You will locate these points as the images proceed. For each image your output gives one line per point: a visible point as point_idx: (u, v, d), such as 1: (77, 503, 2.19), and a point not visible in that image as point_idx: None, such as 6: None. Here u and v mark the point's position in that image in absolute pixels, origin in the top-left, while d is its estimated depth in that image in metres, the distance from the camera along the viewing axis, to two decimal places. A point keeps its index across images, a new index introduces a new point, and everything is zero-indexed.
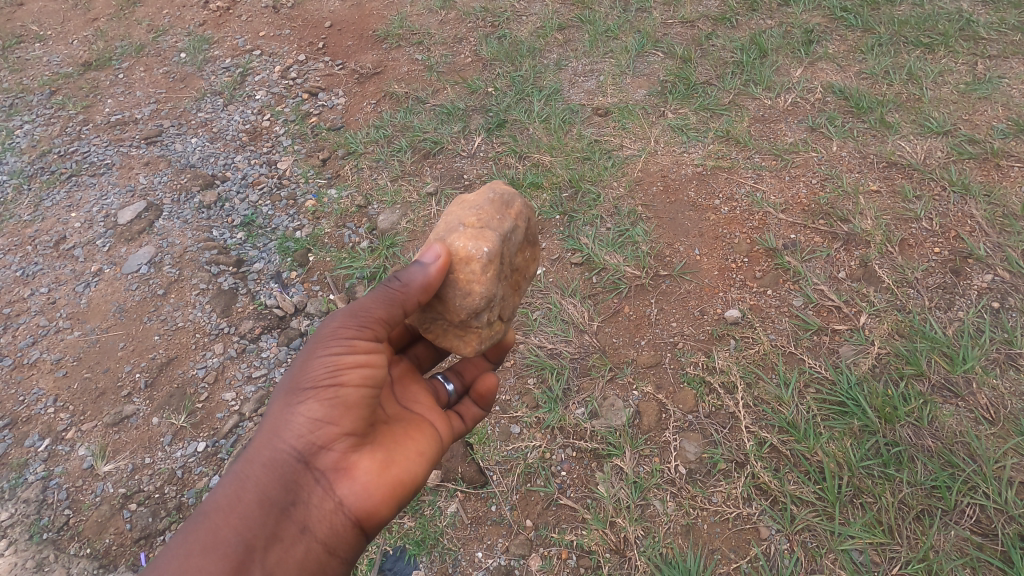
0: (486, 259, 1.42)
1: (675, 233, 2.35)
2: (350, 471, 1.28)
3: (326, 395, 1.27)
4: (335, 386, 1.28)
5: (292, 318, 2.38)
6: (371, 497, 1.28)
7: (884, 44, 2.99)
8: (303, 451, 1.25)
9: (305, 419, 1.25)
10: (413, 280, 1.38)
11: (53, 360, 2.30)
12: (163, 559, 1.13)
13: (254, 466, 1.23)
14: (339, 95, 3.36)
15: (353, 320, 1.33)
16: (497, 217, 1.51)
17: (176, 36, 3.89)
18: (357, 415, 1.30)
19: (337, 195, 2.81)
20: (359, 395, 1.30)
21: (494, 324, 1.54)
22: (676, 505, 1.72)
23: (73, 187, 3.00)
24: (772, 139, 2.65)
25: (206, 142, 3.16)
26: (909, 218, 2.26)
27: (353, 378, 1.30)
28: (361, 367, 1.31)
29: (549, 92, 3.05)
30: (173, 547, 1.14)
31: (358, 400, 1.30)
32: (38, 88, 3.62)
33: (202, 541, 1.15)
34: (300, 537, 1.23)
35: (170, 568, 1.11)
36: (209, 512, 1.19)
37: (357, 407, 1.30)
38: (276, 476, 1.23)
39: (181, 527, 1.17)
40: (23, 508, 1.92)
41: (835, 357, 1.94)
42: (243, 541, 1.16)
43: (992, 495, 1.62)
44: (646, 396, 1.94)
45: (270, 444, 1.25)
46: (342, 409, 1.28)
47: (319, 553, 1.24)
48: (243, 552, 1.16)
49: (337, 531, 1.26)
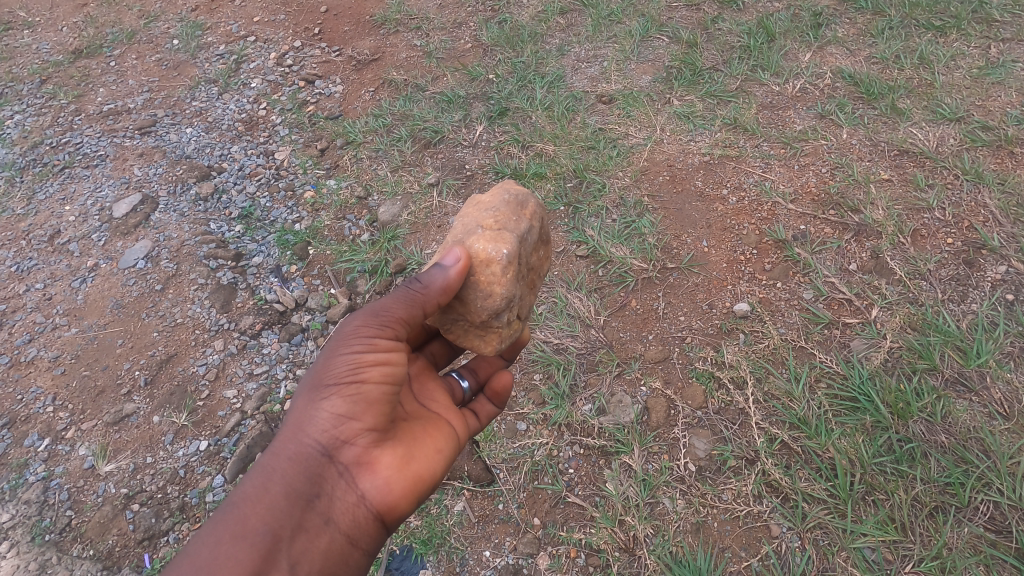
0: (506, 261, 1.39)
1: (683, 224, 2.31)
2: (371, 466, 1.25)
3: (349, 391, 1.24)
4: (357, 382, 1.25)
5: (293, 312, 2.34)
6: (392, 491, 1.26)
7: (895, 27, 2.93)
8: (326, 445, 1.23)
9: (328, 415, 1.23)
10: (433, 284, 1.35)
11: (51, 358, 2.26)
12: (193, 547, 1.11)
13: (280, 458, 1.21)
14: (336, 83, 3.28)
15: (374, 319, 1.31)
16: (513, 218, 1.48)
17: (168, 22, 3.79)
18: (379, 411, 1.27)
19: (336, 186, 2.76)
20: (381, 392, 1.27)
21: (514, 323, 1.51)
22: (686, 503, 1.70)
23: (66, 180, 2.94)
24: (781, 126, 2.60)
25: (201, 132, 3.09)
26: (921, 208, 2.21)
27: (375, 375, 1.26)
28: (382, 365, 1.28)
29: (551, 78, 2.98)
30: (203, 535, 1.12)
31: (380, 397, 1.27)
32: (28, 77, 3.53)
33: (230, 529, 1.12)
34: (324, 528, 1.20)
35: (200, 556, 1.09)
36: (237, 502, 1.17)
37: (379, 403, 1.27)
38: (301, 469, 1.21)
39: (210, 516, 1.16)
40: (24, 509, 1.90)
41: (847, 351, 1.91)
42: (270, 530, 1.14)
43: (1007, 492, 1.60)
44: (654, 391, 1.92)
45: (295, 438, 1.23)
46: (364, 405, 1.25)
47: (343, 545, 1.22)
48: (270, 542, 1.13)
49: (360, 524, 1.24)
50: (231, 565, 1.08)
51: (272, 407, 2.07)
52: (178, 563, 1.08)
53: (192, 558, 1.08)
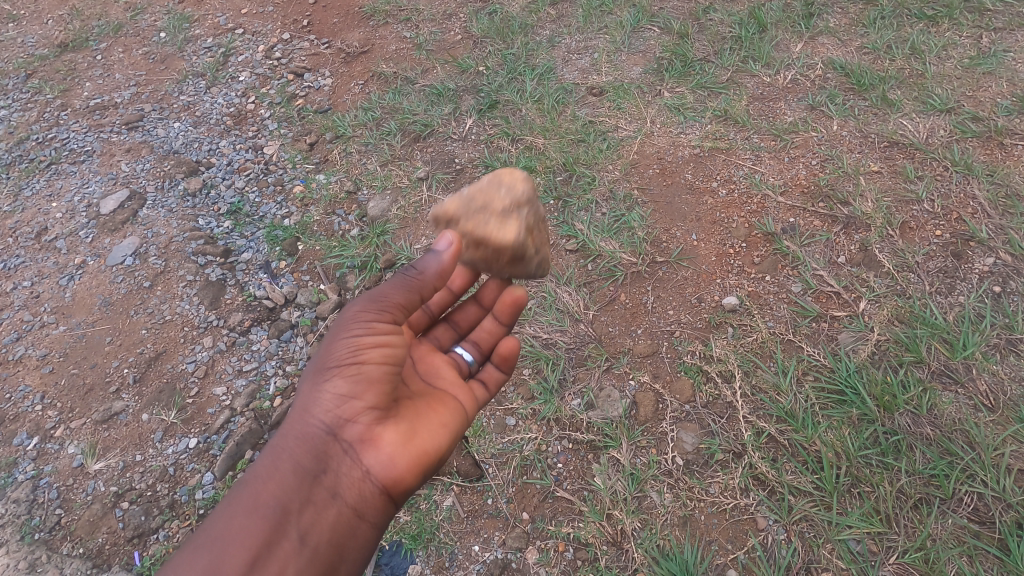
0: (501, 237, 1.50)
1: (672, 217, 2.30)
2: (375, 442, 1.28)
3: (350, 372, 1.29)
4: (357, 361, 1.29)
5: (282, 309, 2.33)
6: (397, 466, 1.28)
7: (887, 17, 2.91)
8: (331, 424, 1.27)
9: (332, 396, 1.28)
10: (429, 267, 1.39)
11: (39, 356, 2.25)
12: (211, 521, 1.21)
13: (289, 438, 1.28)
14: (326, 76, 3.27)
15: (372, 304, 1.36)
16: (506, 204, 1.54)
17: (155, 14, 3.75)
18: (381, 389, 1.31)
19: (325, 180, 2.74)
20: (381, 371, 1.31)
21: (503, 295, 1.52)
22: (673, 497, 1.71)
23: (53, 176, 2.91)
24: (771, 118, 2.59)
25: (189, 126, 3.07)
26: (910, 200, 2.21)
27: (374, 356, 1.31)
28: (381, 346, 1.32)
29: (542, 70, 2.96)
30: (220, 511, 1.22)
31: (381, 376, 1.31)
32: (13, 71, 3.49)
33: (243, 505, 1.21)
34: (331, 502, 1.25)
35: (216, 528, 1.19)
36: (249, 481, 1.25)
37: (380, 382, 1.31)
38: (307, 448, 1.27)
39: (227, 494, 1.25)
40: (13, 508, 1.89)
41: (835, 344, 1.91)
42: (279, 505, 1.22)
43: (991, 483, 1.61)
44: (642, 385, 1.92)
45: (301, 419, 1.29)
46: (365, 384, 1.29)
47: (349, 517, 1.25)
48: (279, 516, 1.21)
49: (367, 498, 1.27)
50: (243, 537, 1.17)
51: (261, 404, 2.07)
52: (196, 537, 1.19)
53: (210, 531, 1.19)
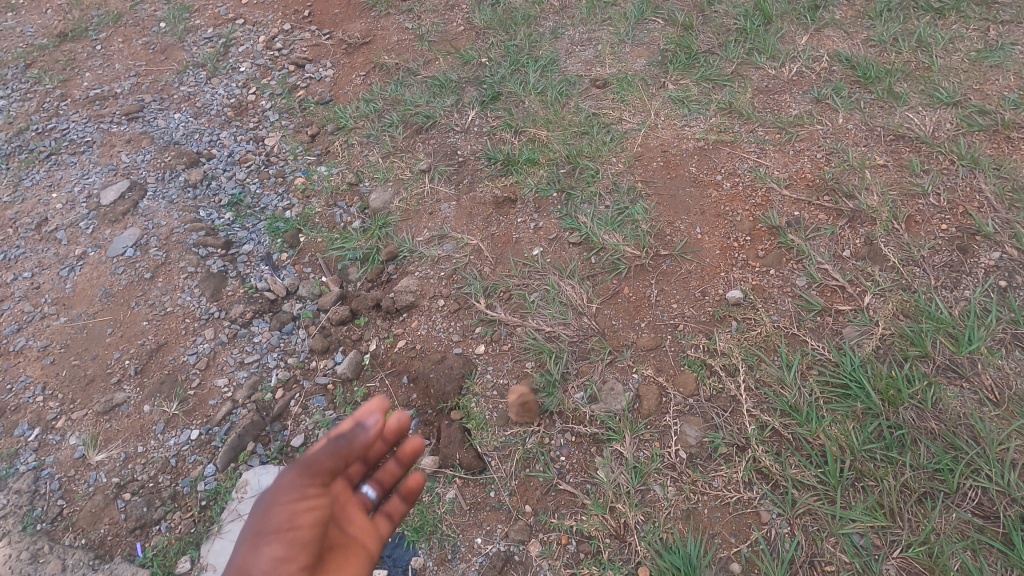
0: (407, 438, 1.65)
1: (676, 211, 2.29)
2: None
3: (280, 547, 1.38)
4: (308, 458, 1.50)
5: (284, 301, 2.33)
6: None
7: (893, 9, 2.88)
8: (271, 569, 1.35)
9: (268, 561, 1.36)
10: (355, 439, 1.52)
11: (40, 348, 2.24)
12: None
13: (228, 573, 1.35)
14: (327, 67, 3.25)
15: (305, 472, 1.49)
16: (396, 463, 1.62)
17: (155, 4, 3.72)
18: (308, 554, 1.40)
19: (327, 172, 2.73)
20: (305, 541, 1.41)
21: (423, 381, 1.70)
22: (676, 490, 1.71)
23: (53, 166, 2.89)
24: (776, 111, 2.57)
25: (189, 117, 3.05)
26: (916, 194, 2.20)
27: (306, 521, 1.44)
28: (313, 510, 1.46)
29: (545, 62, 2.94)
30: None
31: (305, 542, 1.41)
32: (12, 61, 3.46)
33: None
34: None
35: None
36: None
37: (307, 547, 1.40)
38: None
39: None
40: (15, 499, 1.88)
41: (839, 338, 1.91)
42: None
43: (995, 478, 1.60)
44: (646, 378, 1.91)
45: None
46: (295, 550, 1.39)
47: None
48: None
49: None
50: None
51: (263, 396, 2.06)
52: None
53: None
